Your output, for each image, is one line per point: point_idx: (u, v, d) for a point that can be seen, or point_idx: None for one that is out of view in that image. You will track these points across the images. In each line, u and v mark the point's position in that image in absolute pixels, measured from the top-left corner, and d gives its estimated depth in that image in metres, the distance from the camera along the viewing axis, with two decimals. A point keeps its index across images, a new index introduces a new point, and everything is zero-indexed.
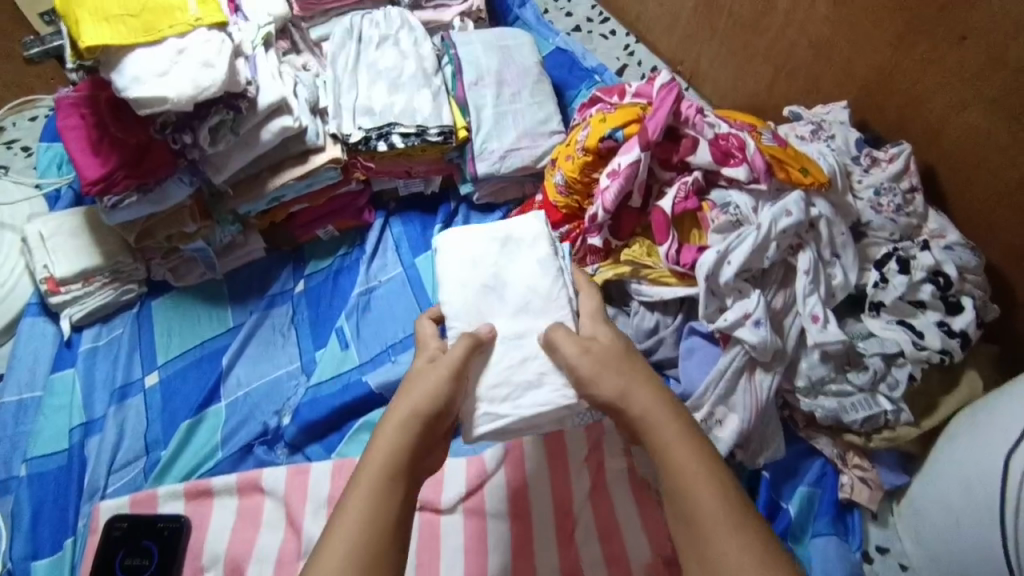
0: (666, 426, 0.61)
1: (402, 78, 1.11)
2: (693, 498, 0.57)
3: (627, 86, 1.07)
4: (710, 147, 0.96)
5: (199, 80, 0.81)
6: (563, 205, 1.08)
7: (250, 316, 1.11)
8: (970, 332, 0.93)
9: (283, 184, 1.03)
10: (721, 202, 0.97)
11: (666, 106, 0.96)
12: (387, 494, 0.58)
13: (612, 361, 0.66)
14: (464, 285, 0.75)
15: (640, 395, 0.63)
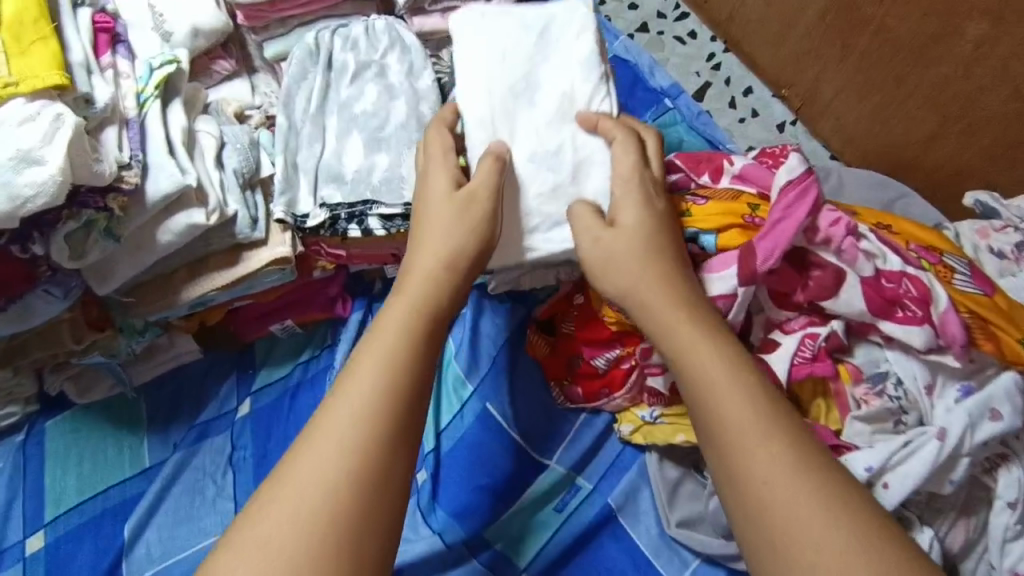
0: (703, 341, 0.55)
1: (387, 128, 0.75)
2: (733, 423, 0.49)
3: (726, 161, 0.70)
4: (868, 290, 0.60)
5: (14, 185, 0.50)
6: (613, 321, 0.75)
7: (174, 452, 0.82)
8: None
9: (207, 292, 0.71)
10: (870, 371, 0.61)
11: (798, 220, 0.60)
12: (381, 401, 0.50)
13: (621, 256, 0.60)
14: (486, 114, 0.69)
15: (646, 291, 0.59)
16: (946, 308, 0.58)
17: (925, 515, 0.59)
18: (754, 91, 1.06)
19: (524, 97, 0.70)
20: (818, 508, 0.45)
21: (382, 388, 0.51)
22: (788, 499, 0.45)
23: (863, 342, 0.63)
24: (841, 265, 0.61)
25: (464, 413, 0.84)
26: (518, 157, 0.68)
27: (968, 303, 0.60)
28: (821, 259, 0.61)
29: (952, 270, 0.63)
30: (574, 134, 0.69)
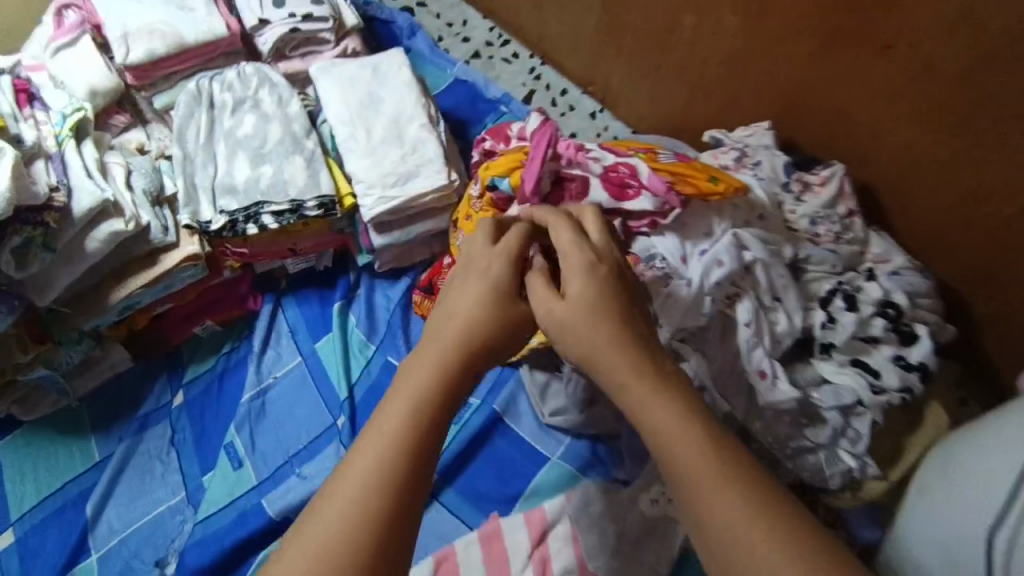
0: (654, 400, 0.51)
1: (266, 146, 0.95)
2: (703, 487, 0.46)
3: (510, 129, 0.95)
4: (608, 185, 0.84)
5: None
6: None
7: (119, 444, 0.95)
8: (930, 362, 0.86)
9: (131, 292, 0.86)
10: (644, 255, 0.85)
11: (541, 153, 0.84)
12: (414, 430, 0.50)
13: (592, 311, 0.57)
14: (347, 124, 1.00)
15: (601, 345, 0.55)
16: (649, 174, 0.82)
17: (698, 346, 0.86)
18: (569, 91, 1.34)
19: (372, 109, 1.01)
20: (795, 570, 0.41)
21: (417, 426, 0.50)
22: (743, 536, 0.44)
23: (638, 237, 0.87)
24: (585, 173, 0.85)
25: (371, 366, 1.02)
26: (372, 149, 0.99)
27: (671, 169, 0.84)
28: (570, 174, 0.85)
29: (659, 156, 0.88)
30: (407, 128, 1.01)
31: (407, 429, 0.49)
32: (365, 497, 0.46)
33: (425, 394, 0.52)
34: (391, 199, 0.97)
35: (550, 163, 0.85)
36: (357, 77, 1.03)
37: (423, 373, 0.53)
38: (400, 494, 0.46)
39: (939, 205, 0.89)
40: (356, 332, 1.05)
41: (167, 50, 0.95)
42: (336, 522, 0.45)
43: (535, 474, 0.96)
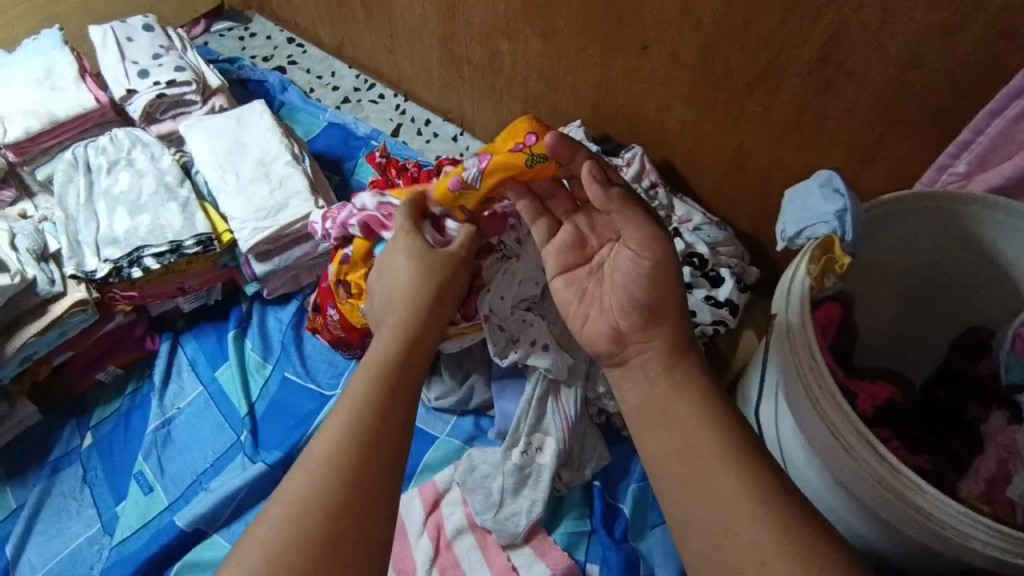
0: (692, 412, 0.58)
1: (142, 198, 1.06)
2: (711, 474, 0.54)
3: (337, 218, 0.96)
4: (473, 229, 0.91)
5: None
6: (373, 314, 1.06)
7: (34, 488, 1.01)
8: (735, 297, 1.05)
9: (26, 341, 0.95)
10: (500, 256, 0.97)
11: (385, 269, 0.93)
12: (370, 406, 0.59)
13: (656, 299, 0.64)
14: (217, 169, 1.13)
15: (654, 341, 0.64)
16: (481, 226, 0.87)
17: (539, 313, 1.01)
18: (431, 121, 1.51)
19: (238, 154, 1.15)
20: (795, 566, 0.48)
21: (369, 403, 0.59)
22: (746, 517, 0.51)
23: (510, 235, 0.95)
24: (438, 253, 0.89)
25: (269, 383, 1.12)
26: (242, 189, 1.12)
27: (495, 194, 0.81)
28: None
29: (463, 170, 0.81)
30: (271, 166, 1.15)
31: (362, 403, 0.59)
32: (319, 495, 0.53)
33: (373, 381, 0.62)
34: (265, 228, 1.09)
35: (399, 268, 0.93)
36: (222, 129, 1.17)
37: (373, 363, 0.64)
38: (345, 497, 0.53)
39: (720, 165, 1.08)
40: (252, 354, 1.15)
41: (42, 126, 1.06)
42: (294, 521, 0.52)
43: (423, 457, 1.07)
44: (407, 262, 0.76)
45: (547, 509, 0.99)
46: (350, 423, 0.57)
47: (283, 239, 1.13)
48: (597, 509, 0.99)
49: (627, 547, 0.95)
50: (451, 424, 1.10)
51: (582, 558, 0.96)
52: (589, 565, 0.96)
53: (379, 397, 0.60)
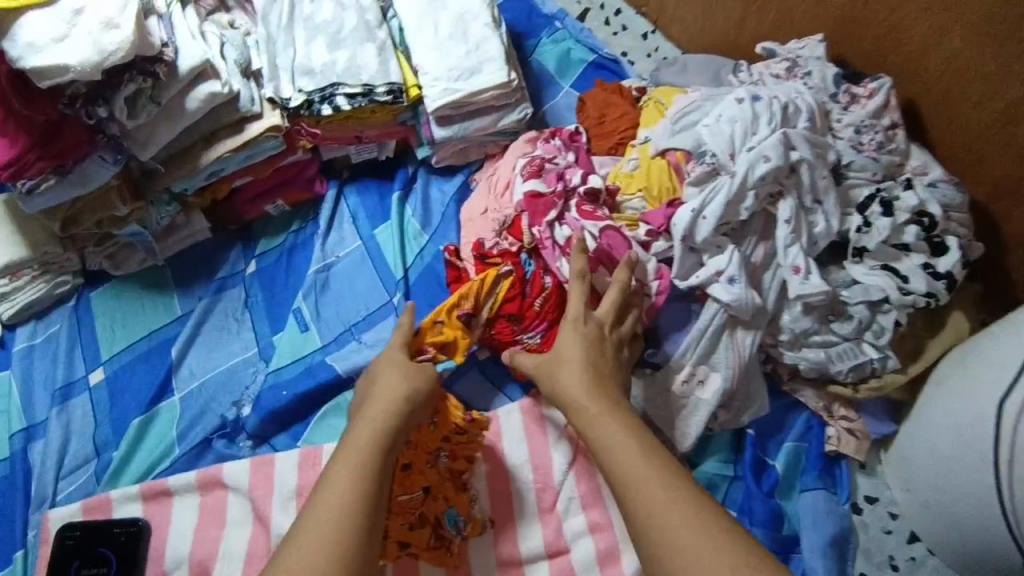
0: (602, 416, 0.72)
1: (343, 32, 1.01)
2: (627, 484, 0.64)
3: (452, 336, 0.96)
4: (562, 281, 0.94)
5: (101, 44, 0.75)
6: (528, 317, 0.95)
7: (199, 302, 1.03)
8: (956, 272, 0.92)
9: (221, 156, 0.94)
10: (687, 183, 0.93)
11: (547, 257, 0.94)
12: (375, 452, 0.69)
13: (571, 358, 0.80)
14: (417, 18, 1.06)
15: (564, 378, 0.78)
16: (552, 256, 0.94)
17: (735, 240, 0.92)
18: (622, 12, 1.37)
19: (439, 7, 1.07)
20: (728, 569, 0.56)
21: (366, 485, 0.65)
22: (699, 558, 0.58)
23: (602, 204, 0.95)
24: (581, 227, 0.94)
25: (425, 254, 1.10)
26: (439, 44, 1.04)
27: (531, 244, 0.96)
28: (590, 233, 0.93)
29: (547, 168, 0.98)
30: (470, 26, 1.06)
31: (354, 479, 0.66)
32: (332, 533, 0.61)
33: (370, 441, 0.70)
34: (455, 91, 1.03)
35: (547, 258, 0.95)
36: None
37: (360, 440, 0.70)
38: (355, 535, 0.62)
39: (980, 120, 0.93)
40: (413, 220, 1.12)
41: None
42: (317, 539, 0.61)
43: None
44: (387, 371, 0.81)
45: (694, 445, 0.94)
46: (354, 480, 0.66)
47: (468, 107, 1.06)
48: (747, 458, 0.94)
49: (774, 502, 0.91)
50: None
51: (720, 500, 0.93)
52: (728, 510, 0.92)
53: (369, 471, 0.67)
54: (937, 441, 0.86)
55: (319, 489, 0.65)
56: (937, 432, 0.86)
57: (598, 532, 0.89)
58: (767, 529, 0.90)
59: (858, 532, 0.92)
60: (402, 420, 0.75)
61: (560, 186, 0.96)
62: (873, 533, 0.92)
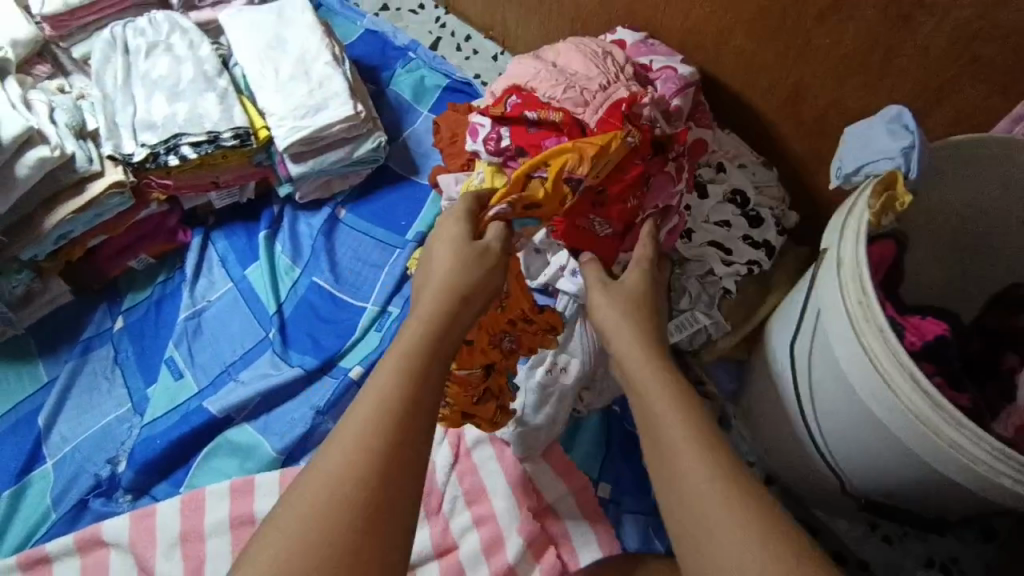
0: (649, 375, 0.69)
1: (181, 84, 1.04)
2: (664, 423, 0.64)
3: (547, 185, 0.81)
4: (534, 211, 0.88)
5: None
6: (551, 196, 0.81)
7: (66, 365, 1.02)
8: (772, 238, 1.03)
9: (62, 219, 0.94)
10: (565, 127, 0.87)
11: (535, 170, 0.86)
12: (403, 386, 0.64)
13: (635, 295, 0.79)
14: (258, 63, 1.10)
15: (621, 332, 0.75)
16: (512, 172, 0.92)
17: None
18: (472, 37, 1.45)
19: (280, 50, 1.11)
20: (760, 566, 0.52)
21: (394, 406, 0.62)
22: (737, 538, 0.54)
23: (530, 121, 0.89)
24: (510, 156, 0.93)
25: (298, 287, 1.13)
26: (280, 86, 1.09)
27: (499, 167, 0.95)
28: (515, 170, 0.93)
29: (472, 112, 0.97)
30: (312, 65, 1.11)
31: (378, 413, 0.62)
32: (345, 471, 0.58)
33: (407, 360, 0.66)
34: (302, 128, 1.07)
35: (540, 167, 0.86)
36: (266, 22, 1.13)
37: (391, 365, 0.66)
38: (374, 479, 0.58)
39: (774, 103, 1.05)
40: (283, 256, 1.16)
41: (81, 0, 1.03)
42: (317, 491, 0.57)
43: None
44: (443, 253, 0.75)
45: (565, 429, 1.01)
46: (380, 404, 0.62)
47: (321, 141, 1.11)
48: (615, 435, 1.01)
49: (640, 469, 0.99)
50: None
51: (596, 477, 0.98)
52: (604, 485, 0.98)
53: (402, 396, 0.63)
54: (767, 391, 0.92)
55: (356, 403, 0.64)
56: (765, 386, 0.92)
57: (483, 524, 0.94)
58: (635, 494, 0.98)
59: None
60: (446, 334, 0.70)
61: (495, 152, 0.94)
62: None
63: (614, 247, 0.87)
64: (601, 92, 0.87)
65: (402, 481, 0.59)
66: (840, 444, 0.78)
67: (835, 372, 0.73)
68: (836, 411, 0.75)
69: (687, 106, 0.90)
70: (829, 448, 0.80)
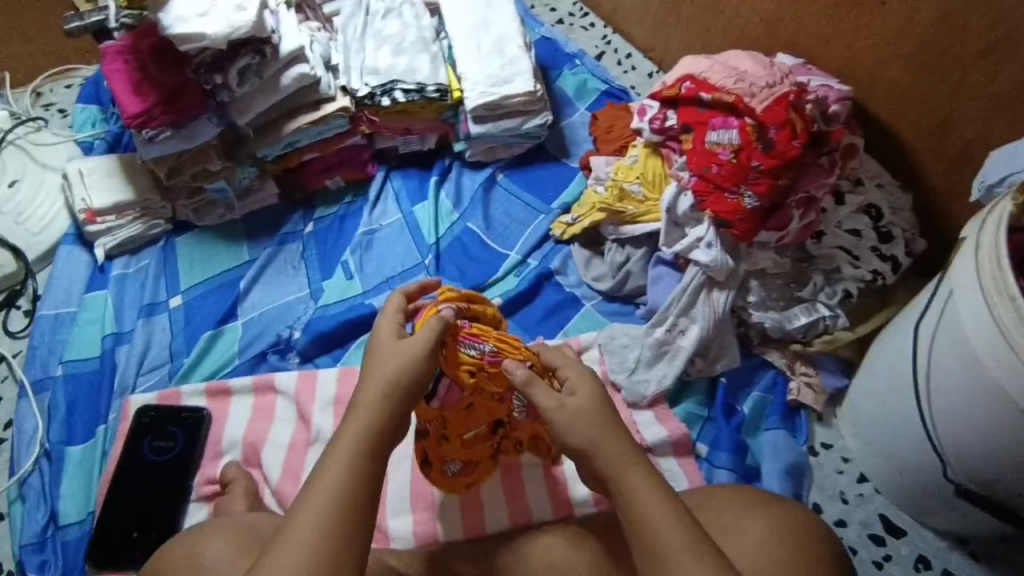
0: (631, 479, 0.69)
1: (405, 43, 1.26)
2: (662, 537, 0.65)
3: (724, 183, 1.00)
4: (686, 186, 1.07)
5: (232, 22, 0.99)
6: (721, 183, 1.00)
7: (264, 250, 1.23)
8: (900, 256, 1.09)
9: (299, 128, 1.18)
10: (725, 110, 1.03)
11: (698, 149, 1.03)
12: (355, 469, 0.68)
13: (586, 411, 0.73)
14: (465, 38, 1.31)
15: (602, 440, 0.71)
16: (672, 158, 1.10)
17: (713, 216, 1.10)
18: (633, 55, 1.61)
19: (484, 31, 1.32)
20: None
21: (334, 511, 0.65)
22: None
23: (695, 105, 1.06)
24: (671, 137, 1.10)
25: (455, 227, 1.29)
26: (479, 59, 1.29)
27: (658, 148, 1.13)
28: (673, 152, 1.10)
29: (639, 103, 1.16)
30: (507, 46, 1.31)
31: (336, 490, 0.66)
32: (316, 527, 0.64)
33: (354, 453, 0.68)
34: (490, 94, 1.26)
35: (710, 145, 1.02)
36: (476, 7, 1.34)
37: (348, 441, 0.69)
38: (342, 539, 0.64)
39: (918, 135, 1.14)
40: (446, 203, 1.32)
41: None
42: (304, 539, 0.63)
43: (569, 321, 1.18)
44: (388, 344, 0.75)
45: (673, 387, 1.09)
46: (343, 473, 0.67)
47: (502, 110, 1.29)
48: (718, 401, 1.08)
49: (740, 437, 1.05)
50: (593, 305, 1.20)
51: (695, 436, 1.07)
52: (700, 444, 1.06)
53: (360, 470, 0.68)
54: (875, 384, 0.99)
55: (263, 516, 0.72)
56: (875, 376, 0.99)
57: None
58: (732, 455, 1.04)
59: (814, 470, 1.06)
60: (389, 421, 0.71)
61: (662, 134, 1.10)
62: (827, 472, 1.06)
63: (755, 220, 0.99)
64: (767, 89, 1.02)
65: (349, 558, 0.64)
66: (955, 426, 0.84)
67: (965, 351, 0.79)
68: (955, 388, 0.82)
69: (845, 112, 1.02)
70: (940, 429, 0.86)
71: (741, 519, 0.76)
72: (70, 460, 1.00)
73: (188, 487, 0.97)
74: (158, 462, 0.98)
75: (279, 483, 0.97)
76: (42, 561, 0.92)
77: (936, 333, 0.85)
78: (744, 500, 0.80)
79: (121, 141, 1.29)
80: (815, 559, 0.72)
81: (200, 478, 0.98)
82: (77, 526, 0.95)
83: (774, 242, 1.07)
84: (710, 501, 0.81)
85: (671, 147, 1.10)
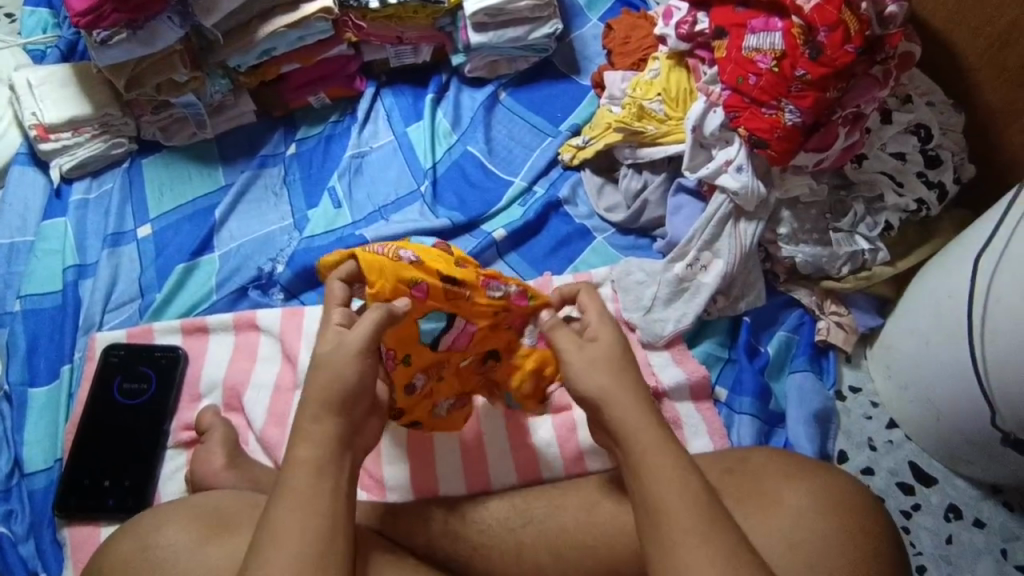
0: (647, 432, 0.63)
1: None
2: (658, 501, 0.60)
3: (763, 95, 0.92)
4: (715, 100, 0.97)
5: None
6: (758, 96, 0.92)
7: (242, 174, 1.11)
8: (948, 183, 0.98)
9: (276, 31, 1.05)
10: (767, 10, 0.93)
11: (732, 56, 0.95)
12: (309, 504, 0.61)
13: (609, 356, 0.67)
14: None
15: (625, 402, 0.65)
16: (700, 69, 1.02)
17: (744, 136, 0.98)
18: None
19: None
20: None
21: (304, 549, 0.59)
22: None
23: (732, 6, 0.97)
24: (701, 43, 1.01)
25: (453, 151, 1.16)
26: None
27: (685, 57, 1.04)
28: (700, 63, 1.02)
29: (662, 6, 1.06)
30: None
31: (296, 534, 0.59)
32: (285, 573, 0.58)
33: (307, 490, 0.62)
34: None
35: (746, 52, 0.93)
36: None
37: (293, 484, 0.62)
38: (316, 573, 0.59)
39: (975, 48, 1.00)
40: (444, 122, 1.18)
41: None
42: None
43: (579, 255, 1.07)
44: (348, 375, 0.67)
45: (691, 327, 1.00)
46: (300, 513, 0.60)
47: (508, 18, 1.14)
48: (741, 341, 1.00)
49: (764, 379, 0.97)
50: (605, 235, 1.09)
51: (714, 378, 0.98)
52: (720, 386, 0.98)
53: (315, 503, 0.61)
54: (918, 322, 0.92)
55: (199, 555, 0.64)
56: (919, 314, 0.92)
57: None
58: (756, 400, 0.96)
59: (840, 416, 0.99)
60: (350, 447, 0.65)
61: (690, 40, 1.01)
62: (854, 417, 0.99)
63: (797, 138, 0.91)
64: None
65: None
66: (1012, 362, 0.77)
67: None
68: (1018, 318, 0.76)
69: (903, 14, 0.90)
70: (993, 367, 0.79)
71: (781, 487, 0.71)
72: (34, 403, 0.91)
73: (164, 432, 0.89)
74: (129, 406, 0.89)
75: (264, 429, 0.89)
76: (9, 510, 0.85)
77: (1000, 261, 0.79)
78: (785, 467, 0.73)
79: (76, 49, 1.14)
80: (859, 531, 0.68)
81: (177, 423, 0.90)
82: (44, 474, 0.87)
83: (811, 167, 0.96)
84: (751, 464, 0.74)
85: (701, 55, 1.01)
